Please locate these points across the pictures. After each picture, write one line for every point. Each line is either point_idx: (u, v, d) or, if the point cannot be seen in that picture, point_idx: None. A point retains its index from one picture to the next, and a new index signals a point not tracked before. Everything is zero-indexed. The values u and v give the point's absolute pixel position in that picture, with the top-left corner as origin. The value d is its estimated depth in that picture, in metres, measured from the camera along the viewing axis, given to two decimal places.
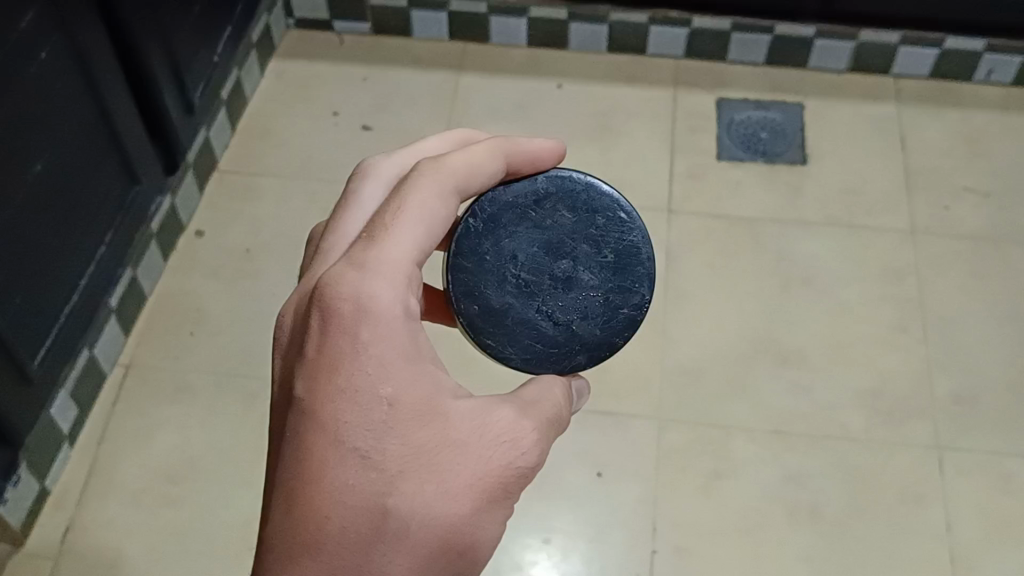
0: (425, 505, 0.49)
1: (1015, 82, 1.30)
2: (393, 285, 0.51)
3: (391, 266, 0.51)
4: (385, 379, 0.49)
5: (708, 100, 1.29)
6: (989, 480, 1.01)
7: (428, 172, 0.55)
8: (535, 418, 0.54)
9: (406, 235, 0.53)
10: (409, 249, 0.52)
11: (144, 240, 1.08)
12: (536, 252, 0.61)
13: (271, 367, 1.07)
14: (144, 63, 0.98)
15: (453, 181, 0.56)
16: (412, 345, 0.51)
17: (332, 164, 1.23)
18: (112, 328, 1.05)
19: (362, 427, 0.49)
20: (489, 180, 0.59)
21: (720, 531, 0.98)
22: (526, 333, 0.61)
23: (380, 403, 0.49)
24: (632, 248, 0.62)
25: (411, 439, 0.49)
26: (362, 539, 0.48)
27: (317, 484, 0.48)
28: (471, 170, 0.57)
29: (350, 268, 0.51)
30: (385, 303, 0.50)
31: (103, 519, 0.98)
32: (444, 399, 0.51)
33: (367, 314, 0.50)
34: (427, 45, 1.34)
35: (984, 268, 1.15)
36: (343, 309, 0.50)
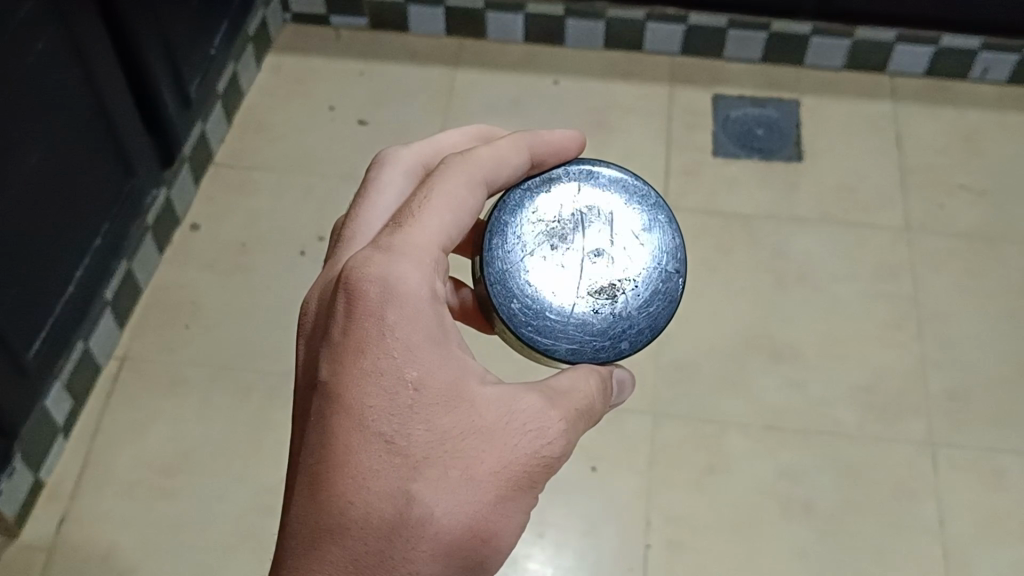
0: (450, 493, 0.48)
1: (1010, 80, 1.30)
2: (419, 270, 0.52)
3: (416, 251, 0.52)
4: (411, 363, 0.49)
5: (704, 97, 1.29)
6: (983, 476, 1.01)
7: (456, 163, 0.57)
8: (563, 407, 0.53)
9: (432, 221, 0.54)
10: (435, 236, 0.54)
11: (139, 233, 1.08)
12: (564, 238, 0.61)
13: (266, 360, 1.07)
14: (142, 55, 0.98)
15: (479, 172, 0.58)
16: (439, 330, 0.51)
17: (329, 159, 1.23)
18: (107, 320, 1.05)
19: (387, 411, 0.48)
20: (514, 172, 0.60)
21: (714, 525, 0.98)
22: (567, 320, 0.59)
23: (405, 387, 0.49)
24: (658, 231, 0.62)
25: (437, 424, 0.49)
26: (386, 527, 0.47)
27: (342, 470, 0.48)
28: (496, 162, 0.59)
29: (378, 252, 0.52)
30: (411, 286, 0.51)
31: (97, 511, 0.98)
32: (470, 386, 0.51)
33: (393, 296, 0.50)
34: (423, 40, 1.34)
35: (979, 266, 1.15)
36: (369, 292, 0.50)
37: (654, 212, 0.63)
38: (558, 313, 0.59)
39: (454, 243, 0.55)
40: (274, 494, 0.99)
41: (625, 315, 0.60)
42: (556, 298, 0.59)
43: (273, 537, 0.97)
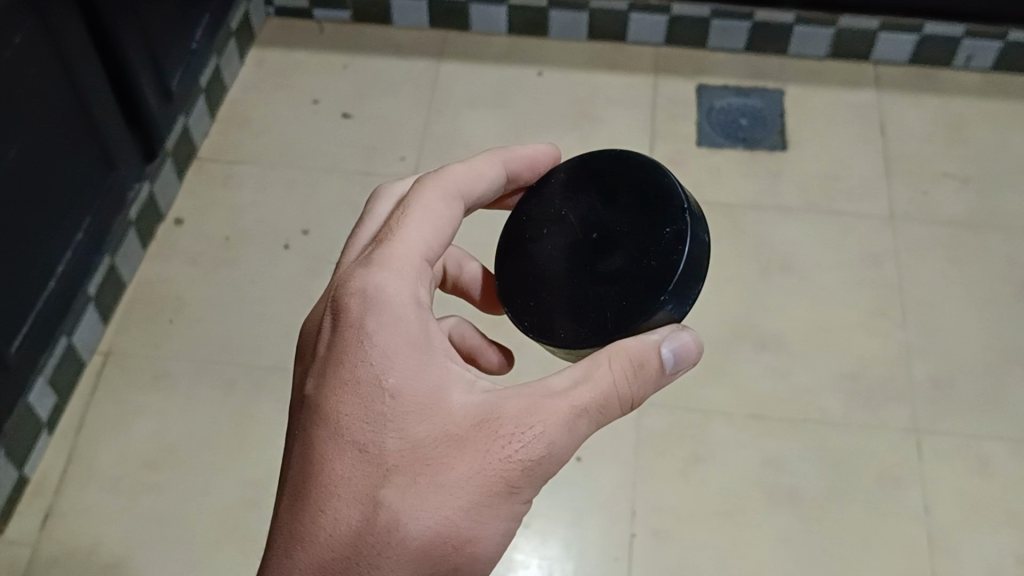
0: (418, 499, 0.48)
1: (994, 67, 1.31)
2: (400, 280, 0.52)
3: (399, 261, 0.53)
4: (387, 371, 0.50)
5: (688, 87, 1.29)
6: (967, 463, 1.01)
7: (429, 177, 0.58)
8: (553, 409, 0.51)
9: (414, 232, 0.55)
10: (417, 245, 0.55)
11: (122, 228, 1.08)
12: (558, 236, 0.59)
13: (250, 354, 1.07)
14: (123, 49, 0.98)
15: (456, 184, 0.58)
16: (421, 338, 0.51)
17: (313, 153, 1.23)
18: (91, 316, 1.05)
19: (360, 419, 0.49)
20: (493, 186, 0.61)
21: (699, 514, 0.98)
22: (589, 311, 0.56)
23: (380, 394, 0.49)
24: (649, 176, 0.58)
25: (409, 431, 0.49)
26: (354, 534, 0.48)
27: (316, 479, 0.49)
28: (474, 176, 0.59)
29: (361, 265, 0.53)
30: (390, 295, 0.52)
31: (81, 506, 0.98)
32: (451, 392, 0.51)
33: (372, 306, 0.51)
34: (407, 33, 1.34)
35: (963, 253, 1.15)
36: (350, 305, 0.52)
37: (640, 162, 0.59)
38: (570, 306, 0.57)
39: (437, 253, 0.56)
40: (258, 488, 0.99)
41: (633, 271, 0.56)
42: (562, 294, 0.58)
43: (258, 530, 0.97)
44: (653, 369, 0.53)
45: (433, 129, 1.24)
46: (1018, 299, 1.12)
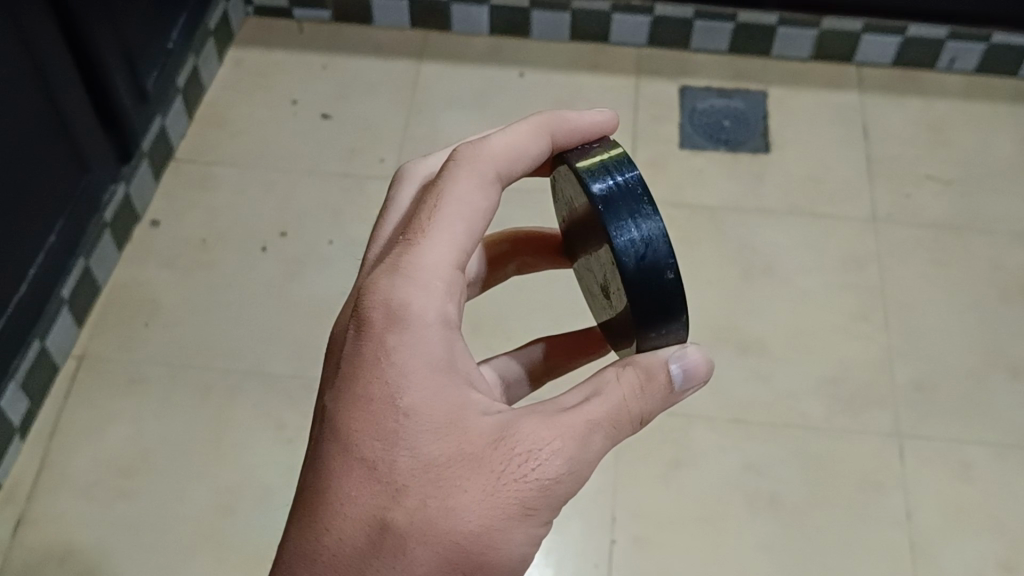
0: (426, 524, 0.47)
1: (977, 69, 1.30)
2: (426, 294, 0.50)
3: (428, 274, 0.51)
4: (403, 390, 0.48)
5: (670, 88, 1.28)
6: (949, 468, 1.00)
7: (464, 163, 0.55)
8: (558, 429, 0.49)
9: (445, 237, 0.52)
10: (447, 251, 0.52)
11: (97, 230, 1.06)
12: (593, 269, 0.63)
13: (226, 358, 1.06)
14: (96, 49, 0.97)
15: (492, 167, 0.55)
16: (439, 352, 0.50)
17: (291, 154, 1.21)
18: (64, 319, 1.03)
19: (373, 436, 0.48)
20: (535, 161, 0.58)
21: (680, 520, 0.97)
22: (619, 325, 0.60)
23: (394, 413, 0.48)
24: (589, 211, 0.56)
25: (420, 452, 0.48)
26: (359, 553, 0.48)
27: (325, 495, 0.49)
28: (508, 157, 0.56)
29: (387, 273, 0.51)
30: (414, 311, 0.50)
31: (54, 513, 0.96)
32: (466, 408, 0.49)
33: (395, 322, 0.49)
34: (388, 33, 1.33)
35: (945, 256, 1.15)
36: (373, 316, 0.50)
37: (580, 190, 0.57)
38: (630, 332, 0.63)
39: (470, 253, 0.53)
40: (234, 493, 0.98)
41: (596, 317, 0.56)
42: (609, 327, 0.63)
43: (233, 537, 0.96)
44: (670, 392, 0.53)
45: (413, 130, 1.23)
46: (1000, 303, 1.11)
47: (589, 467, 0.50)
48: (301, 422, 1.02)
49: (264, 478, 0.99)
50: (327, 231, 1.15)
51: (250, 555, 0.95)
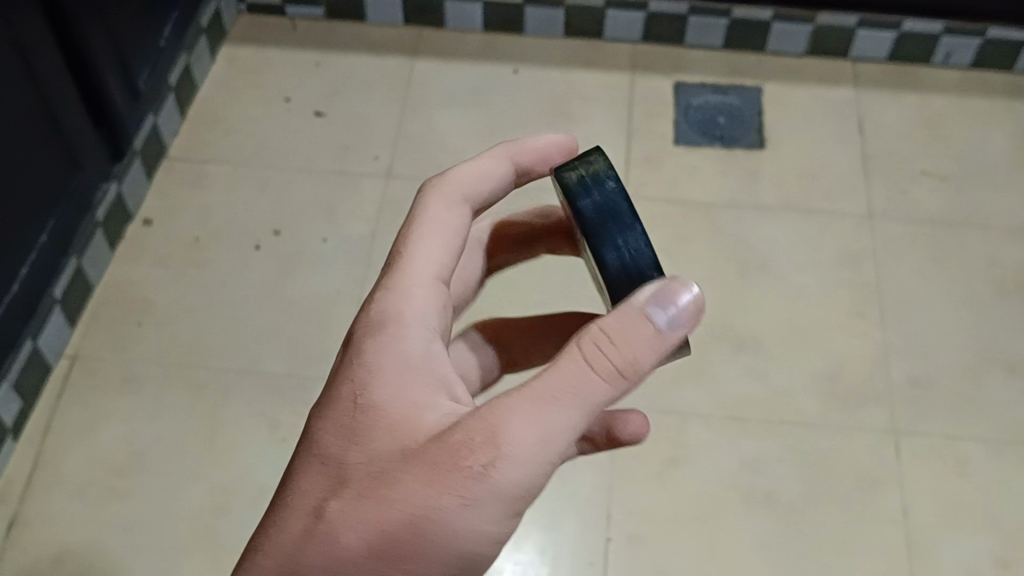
0: (357, 511, 0.47)
1: (973, 64, 1.30)
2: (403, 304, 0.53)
3: (407, 284, 0.53)
4: (364, 386, 0.50)
5: (665, 85, 1.27)
6: (946, 465, 1.00)
7: (438, 187, 0.57)
8: (506, 412, 0.46)
9: (428, 254, 0.54)
10: (427, 264, 0.54)
11: (89, 229, 1.06)
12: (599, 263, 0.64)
13: (219, 357, 1.05)
14: (88, 47, 0.96)
15: (460, 193, 0.57)
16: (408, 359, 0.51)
17: (285, 152, 1.21)
18: (57, 319, 1.03)
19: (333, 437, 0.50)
20: (502, 185, 0.60)
21: (675, 518, 0.97)
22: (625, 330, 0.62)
23: (353, 408, 0.50)
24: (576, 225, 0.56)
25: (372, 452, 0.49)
26: (295, 544, 0.48)
27: (286, 489, 0.51)
28: (482, 179, 0.58)
29: (374, 289, 0.54)
30: (390, 317, 0.52)
31: (47, 513, 0.96)
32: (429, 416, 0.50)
33: (373, 327, 0.52)
34: (381, 30, 1.32)
35: (941, 252, 1.14)
36: (358, 325, 0.53)
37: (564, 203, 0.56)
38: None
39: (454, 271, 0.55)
40: (228, 493, 0.97)
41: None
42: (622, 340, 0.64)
43: (227, 537, 0.95)
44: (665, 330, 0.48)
45: (407, 127, 1.23)
46: (996, 299, 1.11)
47: (535, 454, 0.46)
48: (295, 421, 1.01)
49: (257, 478, 0.98)
50: (320, 229, 1.15)
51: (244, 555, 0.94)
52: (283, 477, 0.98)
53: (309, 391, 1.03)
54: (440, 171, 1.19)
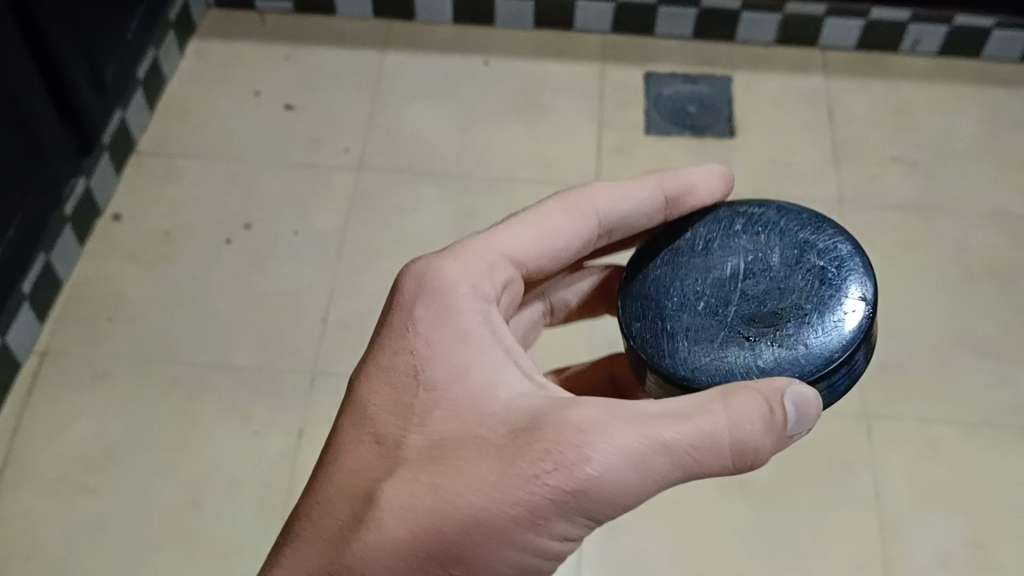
0: (465, 492, 0.50)
1: (940, 52, 1.31)
2: (457, 257, 0.59)
3: (471, 256, 0.59)
4: (497, 464, 0.50)
5: (636, 74, 1.28)
6: (917, 447, 1.01)
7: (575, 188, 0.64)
8: (637, 425, 0.50)
9: (510, 237, 0.61)
10: (512, 248, 0.61)
11: (56, 225, 1.05)
12: (720, 248, 0.61)
13: (191, 351, 1.05)
14: (53, 41, 0.95)
15: (586, 204, 0.63)
16: (478, 391, 0.54)
17: (254, 145, 1.20)
18: (26, 315, 1.03)
19: (376, 377, 0.57)
20: (637, 208, 0.63)
21: (652, 505, 0.97)
22: (687, 342, 0.58)
23: (474, 480, 0.50)
24: (861, 287, 0.58)
25: (426, 423, 0.54)
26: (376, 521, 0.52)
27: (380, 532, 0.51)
28: (613, 199, 0.63)
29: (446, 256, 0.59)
30: (454, 292, 0.58)
31: (18, 510, 0.95)
32: (490, 432, 0.52)
33: (450, 310, 0.57)
34: (351, 22, 1.32)
35: (912, 236, 1.15)
36: (419, 308, 0.58)
37: (834, 269, 0.58)
38: (648, 319, 0.59)
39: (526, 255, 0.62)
40: (199, 488, 0.97)
41: (660, 412, 0.51)
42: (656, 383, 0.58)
43: (201, 531, 0.95)
44: (779, 422, 0.51)
45: (378, 120, 1.23)
46: (966, 283, 1.12)
47: (649, 479, 0.50)
48: (267, 415, 1.01)
49: (230, 471, 0.98)
50: (291, 221, 1.14)
51: (218, 550, 0.94)
52: (256, 472, 0.98)
53: (280, 383, 1.03)
54: (412, 164, 1.19)
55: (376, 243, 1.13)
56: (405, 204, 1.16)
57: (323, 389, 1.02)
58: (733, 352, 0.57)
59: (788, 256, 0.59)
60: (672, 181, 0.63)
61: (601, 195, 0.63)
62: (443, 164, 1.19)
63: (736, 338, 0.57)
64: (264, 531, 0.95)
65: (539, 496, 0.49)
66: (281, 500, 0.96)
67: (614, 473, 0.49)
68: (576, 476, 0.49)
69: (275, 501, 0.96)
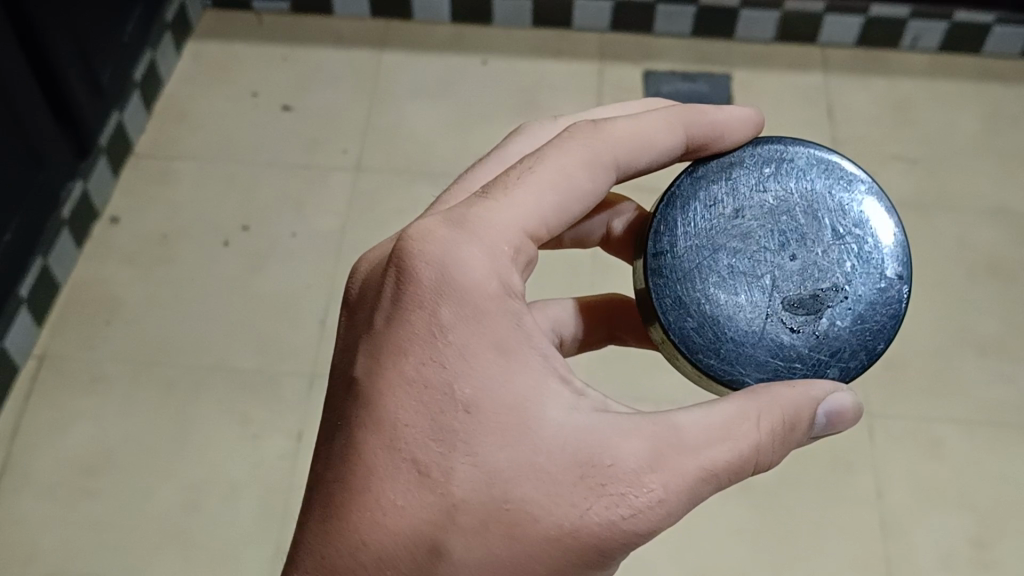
0: (538, 545, 0.46)
1: (940, 48, 1.30)
2: (481, 245, 0.50)
3: (493, 236, 0.50)
4: (566, 510, 0.46)
5: (634, 73, 1.27)
6: (919, 446, 1.01)
7: (586, 134, 0.55)
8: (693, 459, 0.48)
9: (528, 203, 0.52)
10: (531, 216, 0.52)
11: (54, 229, 1.05)
12: (747, 216, 0.56)
13: (189, 354, 1.04)
14: (48, 44, 0.95)
15: (608, 152, 0.55)
16: (529, 412, 0.47)
17: (252, 146, 1.20)
18: (24, 319, 1.02)
19: (400, 394, 0.47)
20: (657, 155, 0.57)
21: None
22: (734, 335, 0.54)
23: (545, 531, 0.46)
24: (896, 250, 0.56)
25: (478, 454, 0.46)
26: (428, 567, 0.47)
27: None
28: (633, 139, 0.56)
29: (457, 232, 0.50)
30: (476, 283, 0.49)
31: (17, 515, 0.95)
32: (554, 468, 0.46)
33: (475, 308, 0.48)
34: (348, 22, 1.31)
35: (913, 234, 1.14)
36: (441, 308, 0.48)
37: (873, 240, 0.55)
38: (689, 305, 0.55)
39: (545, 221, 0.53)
40: (199, 491, 0.97)
41: (714, 437, 0.48)
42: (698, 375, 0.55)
43: (201, 535, 0.95)
44: (805, 425, 0.51)
45: (376, 121, 1.22)
46: (967, 280, 1.11)
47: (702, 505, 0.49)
48: (266, 417, 1.01)
49: (230, 474, 0.98)
50: (289, 223, 1.14)
51: (218, 554, 0.94)
52: (256, 475, 0.98)
53: (280, 385, 1.03)
54: (410, 165, 1.19)
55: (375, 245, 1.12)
56: (404, 205, 1.15)
57: (322, 391, 1.02)
58: (783, 346, 0.54)
59: (826, 223, 0.55)
60: (699, 128, 0.57)
61: (619, 129, 0.56)
62: (442, 164, 1.19)
63: (784, 329, 0.54)
64: (264, 534, 0.95)
65: (611, 542, 0.46)
66: (281, 503, 0.96)
67: (677, 509, 0.47)
68: (646, 519, 0.47)
69: (275, 503, 0.96)
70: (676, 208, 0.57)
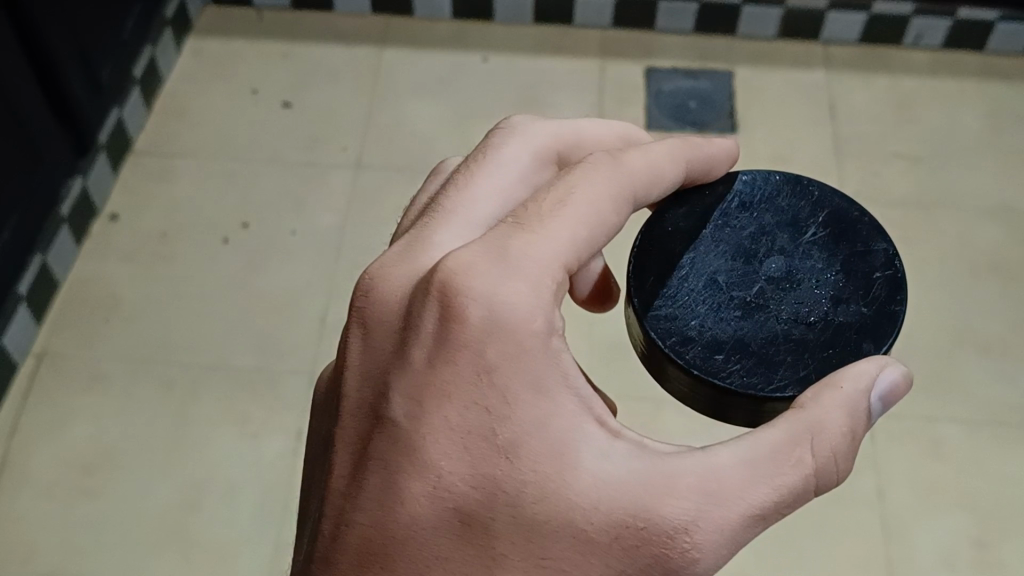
0: None
1: (943, 46, 1.29)
2: (526, 279, 0.43)
3: (534, 270, 0.44)
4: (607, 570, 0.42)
5: (636, 70, 1.27)
6: (921, 446, 1.00)
7: (611, 161, 0.49)
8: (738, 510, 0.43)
9: (564, 238, 0.45)
10: (567, 252, 0.45)
11: (53, 226, 1.05)
12: (718, 243, 0.55)
13: (188, 352, 1.04)
14: (47, 41, 0.95)
15: (632, 184, 0.49)
16: (573, 462, 0.42)
17: (252, 143, 1.20)
18: (23, 317, 1.02)
19: (441, 441, 0.42)
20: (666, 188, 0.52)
21: None
22: (750, 351, 0.51)
23: None
24: (867, 230, 0.55)
25: (521, 510, 0.41)
26: None
27: None
28: (651, 173, 0.50)
29: (497, 264, 0.44)
30: (520, 322, 0.43)
31: (15, 513, 0.95)
32: (597, 525, 0.42)
33: (519, 351, 0.42)
34: (349, 19, 1.31)
35: (915, 233, 1.14)
36: (486, 348, 0.42)
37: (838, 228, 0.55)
38: (696, 337, 0.52)
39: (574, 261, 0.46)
40: (197, 490, 0.97)
41: (758, 474, 0.44)
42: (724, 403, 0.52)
43: (199, 534, 0.94)
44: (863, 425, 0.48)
45: (376, 118, 1.22)
46: (969, 279, 1.11)
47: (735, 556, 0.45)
48: (265, 416, 1.00)
49: (228, 473, 0.97)
50: (289, 221, 1.14)
51: (216, 553, 0.94)
52: (255, 474, 0.97)
53: (279, 383, 1.02)
54: (410, 162, 1.18)
55: (375, 242, 1.12)
56: (405, 202, 1.15)
57: None
58: (805, 342, 0.51)
59: (790, 229, 0.55)
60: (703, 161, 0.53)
61: (637, 156, 0.50)
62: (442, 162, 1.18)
63: (797, 326, 0.51)
64: (262, 534, 0.94)
65: None
66: (279, 502, 0.96)
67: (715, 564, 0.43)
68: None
69: (274, 502, 0.96)
70: (649, 253, 0.55)
